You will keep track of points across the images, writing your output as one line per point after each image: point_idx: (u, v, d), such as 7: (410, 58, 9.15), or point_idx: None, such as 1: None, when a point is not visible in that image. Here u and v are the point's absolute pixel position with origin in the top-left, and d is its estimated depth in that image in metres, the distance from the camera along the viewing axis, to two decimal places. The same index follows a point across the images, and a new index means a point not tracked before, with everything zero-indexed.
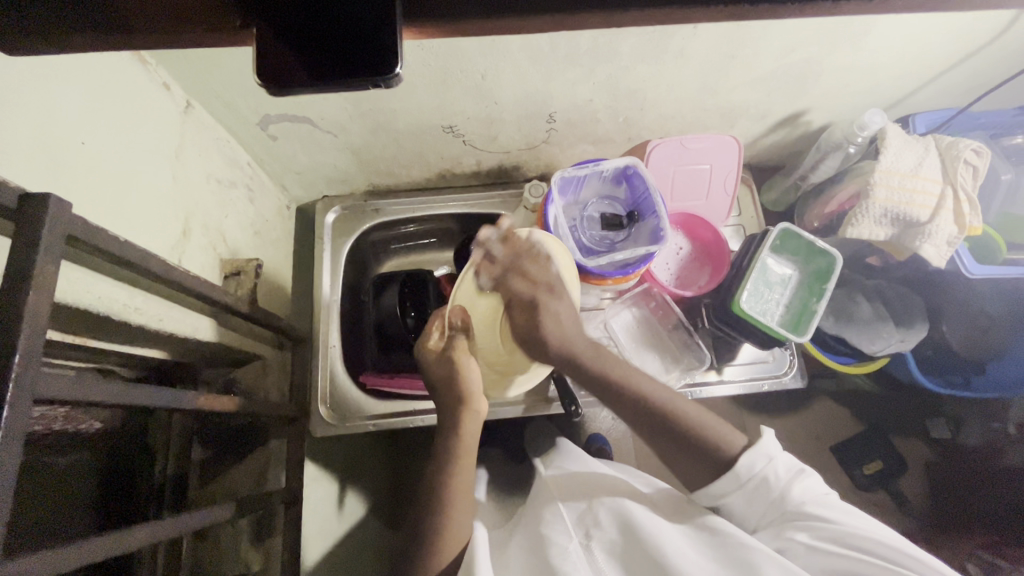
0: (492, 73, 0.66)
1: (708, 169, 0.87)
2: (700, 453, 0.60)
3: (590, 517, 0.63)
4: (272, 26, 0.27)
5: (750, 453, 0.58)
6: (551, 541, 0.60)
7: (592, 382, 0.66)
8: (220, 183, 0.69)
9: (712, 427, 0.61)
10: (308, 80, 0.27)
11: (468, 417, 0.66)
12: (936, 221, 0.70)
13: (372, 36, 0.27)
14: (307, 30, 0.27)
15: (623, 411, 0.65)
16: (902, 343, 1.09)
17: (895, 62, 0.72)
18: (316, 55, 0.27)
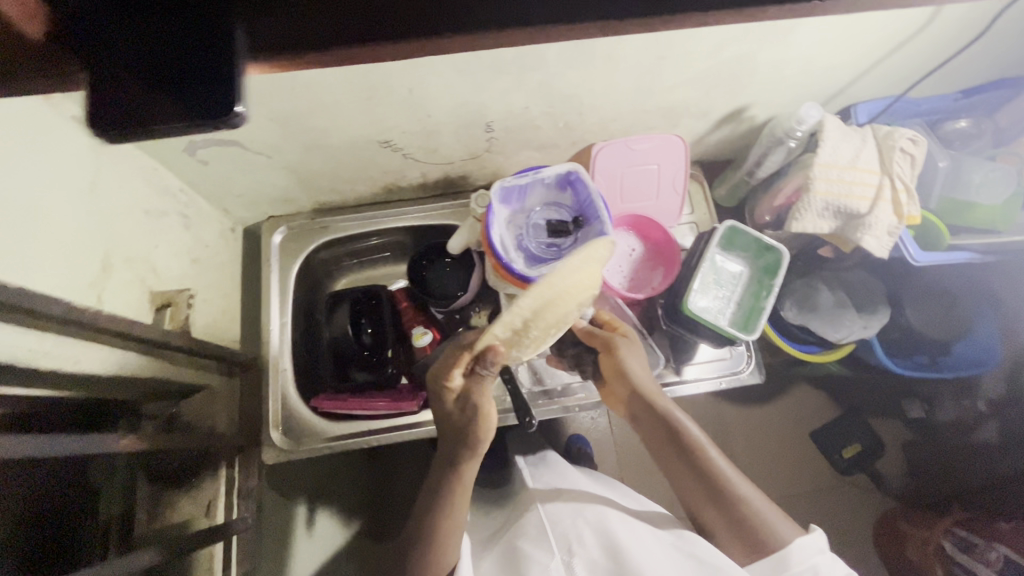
0: (419, 88, 0.65)
1: (655, 169, 0.87)
2: (746, 531, 0.63)
3: (572, 533, 0.68)
4: (110, 67, 0.26)
5: (800, 545, 0.61)
6: (532, 560, 0.66)
7: (661, 435, 0.71)
8: (149, 213, 0.67)
9: (767, 512, 0.64)
10: (154, 122, 0.26)
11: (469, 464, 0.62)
12: (875, 212, 0.70)
13: (211, 77, 0.26)
14: (145, 68, 0.26)
15: (675, 461, 0.69)
16: (864, 329, 1.09)
17: (827, 55, 0.72)
18: (160, 97, 0.26)
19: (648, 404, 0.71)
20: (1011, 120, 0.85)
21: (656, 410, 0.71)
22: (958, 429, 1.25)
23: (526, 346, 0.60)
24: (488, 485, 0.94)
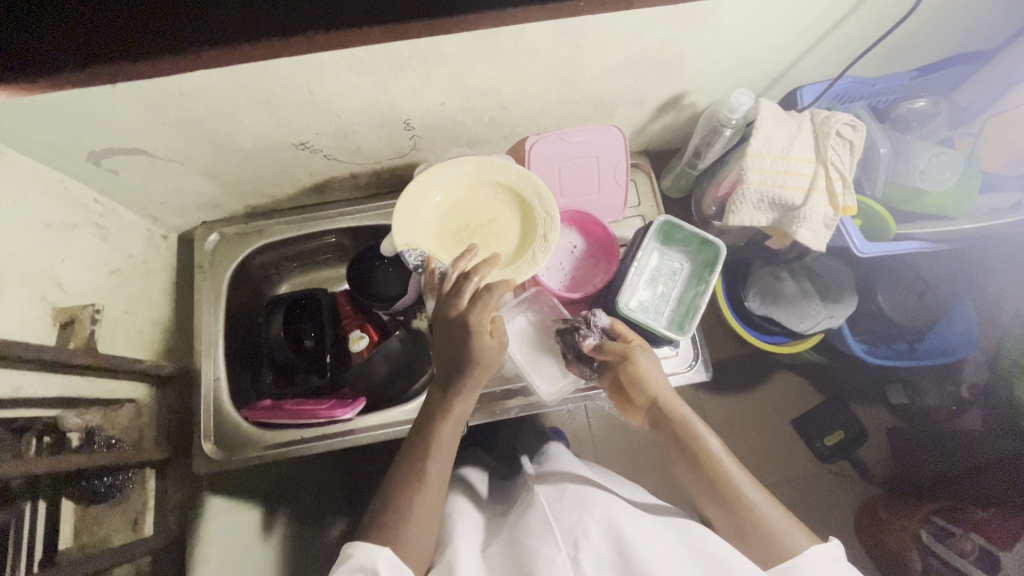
0: (319, 87, 0.62)
1: (593, 162, 0.83)
2: (757, 541, 0.60)
3: (579, 528, 0.60)
4: None
5: (816, 553, 0.57)
6: (537, 555, 0.58)
7: (674, 446, 0.68)
8: (54, 227, 0.65)
9: (777, 521, 0.60)
10: None
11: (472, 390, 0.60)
12: (809, 204, 0.67)
13: None
14: None
15: (686, 469, 0.66)
16: (831, 319, 1.05)
17: (758, 36, 0.68)
18: None
19: (668, 412, 0.69)
20: (971, 98, 0.80)
21: (671, 419, 0.68)
22: (939, 416, 1.16)
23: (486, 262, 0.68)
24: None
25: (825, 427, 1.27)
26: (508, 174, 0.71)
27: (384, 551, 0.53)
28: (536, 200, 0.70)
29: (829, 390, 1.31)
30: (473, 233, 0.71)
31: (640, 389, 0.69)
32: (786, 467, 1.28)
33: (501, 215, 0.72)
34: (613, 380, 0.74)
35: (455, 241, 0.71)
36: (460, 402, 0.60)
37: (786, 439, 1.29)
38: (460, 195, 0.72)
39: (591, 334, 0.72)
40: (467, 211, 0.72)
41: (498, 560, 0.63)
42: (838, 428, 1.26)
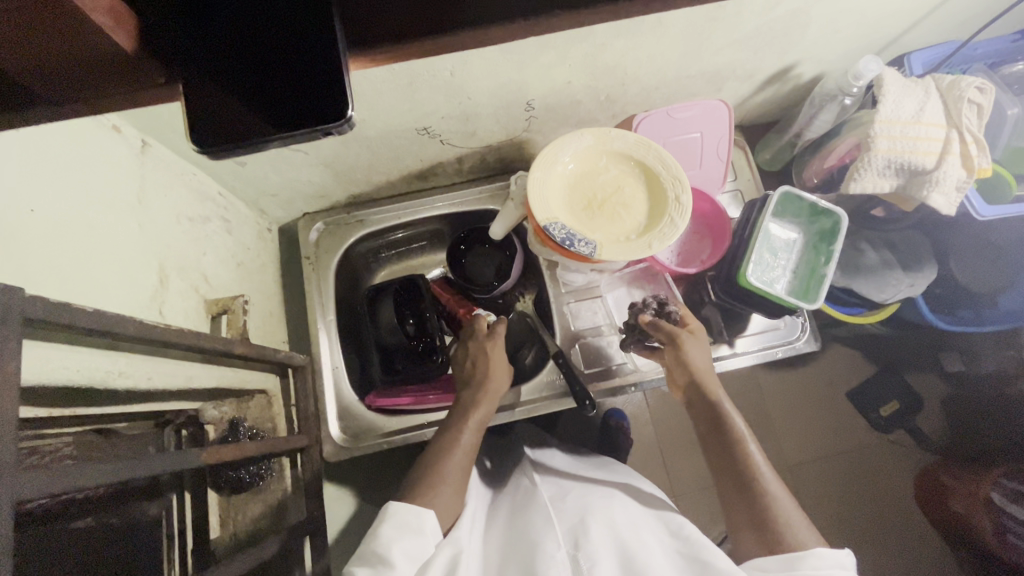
0: (461, 69, 0.61)
1: (699, 138, 0.83)
2: (764, 527, 0.58)
3: (581, 528, 0.60)
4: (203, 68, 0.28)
5: (819, 556, 0.53)
6: (537, 549, 0.57)
7: (704, 429, 0.67)
8: (193, 221, 0.65)
9: (793, 516, 0.58)
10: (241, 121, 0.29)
11: (480, 421, 0.70)
12: (942, 167, 0.67)
13: (291, 73, 0.29)
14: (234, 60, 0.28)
15: (716, 462, 0.65)
16: (911, 287, 1.05)
17: (888, 2, 0.67)
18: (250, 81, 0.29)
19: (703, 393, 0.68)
20: None
21: (709, 403, 0.68)
22: None
23: (619, 236, 0.68)
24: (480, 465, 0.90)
25: (880, 397, 1.25)
26: (629, 142, 0.71)
27: (429, 514, 0.59)
28: (660, 166, 0.71)
29: (880, 361, 1.28)
30: (602, 204, 0.69)
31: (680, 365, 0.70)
32: (846, 436, 1.26)
33: (626, 184, 0.71)
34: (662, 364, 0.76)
35: (588, 214, 0.69)
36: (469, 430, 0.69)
37: (842, 412, 1.27)
38: (585, 168, 0.71)
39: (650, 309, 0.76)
40: (591, 182, 0.71)
41: (496, 545, 0.63)
42: (891, 398, 1.24)
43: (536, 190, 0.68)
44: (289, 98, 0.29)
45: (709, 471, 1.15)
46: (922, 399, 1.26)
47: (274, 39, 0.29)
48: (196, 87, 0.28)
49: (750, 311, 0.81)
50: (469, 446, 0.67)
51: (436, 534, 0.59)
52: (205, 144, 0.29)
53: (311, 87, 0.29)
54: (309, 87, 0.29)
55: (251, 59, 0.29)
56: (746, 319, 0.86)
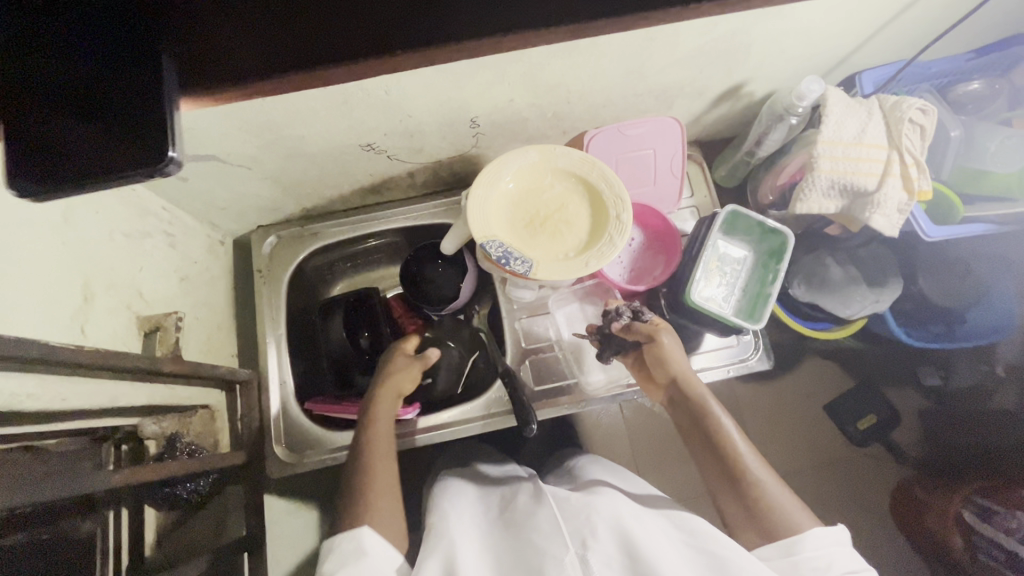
0: (396, 89, 0.61)
1: (651, 154, 0.83)
2: (758, 519, 0.60)
3: (587, 525, 0.59)
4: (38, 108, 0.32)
5: (816, 536, 0.56)
6: (545, 556, 0.56)
7: (686, 424, 0.68)
8: (131, 236, 0.65)
9: (785, 503, 0.60)
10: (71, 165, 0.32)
11: (391, 407, 0.73)
12: (883, 190, 0.67)
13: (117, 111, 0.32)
14: (71, 105, 0.32)
15: (704, 457, 0.66)
16: (877, 303, 1.03)
17: (829, 23, 0.67)
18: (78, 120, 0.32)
19: (686, 391, 0.69)
20: None
21: (688, 399, 0.68)
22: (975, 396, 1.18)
23: (559, 255, 0.68)
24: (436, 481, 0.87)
25: (858, 411, 1.23)
26: (574, 159, 0.71)
27: (364, 531, 0.58)
28: (603, 184, 0.70)
29: (861, 375, 1.25)
30: (545, 221, 0.69)
31: (662, 366, 0.69)
32: (818, 449, 1.23)
33: (570, 202, 0.71)
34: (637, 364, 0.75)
35: (529, 231, 0.69)
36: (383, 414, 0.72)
37: (819, 425, 1.24)
38: (530, 185, 0.71)
39: (623, 313, 0.75)
40: (536, 199, 0.70)
41: (498, 549, 0.62)
42: (869, 412, 1.22)
43: (476, 207, 0.68)
44: (120, 152, 0.32)
45: (676, 485, 1.15)
46: (901, 413, 1.22)
47: (114, 90, 0.32)
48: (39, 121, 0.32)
49: (700, 328, 0.81)
50: (385, 427, 0.70)
51: (377, 548, 0.57)
52: (42, 186, 0.32)
53: (148, 139, 0.32)
54: (140, 136, 0.32)
55: (92, 104, 0.32)
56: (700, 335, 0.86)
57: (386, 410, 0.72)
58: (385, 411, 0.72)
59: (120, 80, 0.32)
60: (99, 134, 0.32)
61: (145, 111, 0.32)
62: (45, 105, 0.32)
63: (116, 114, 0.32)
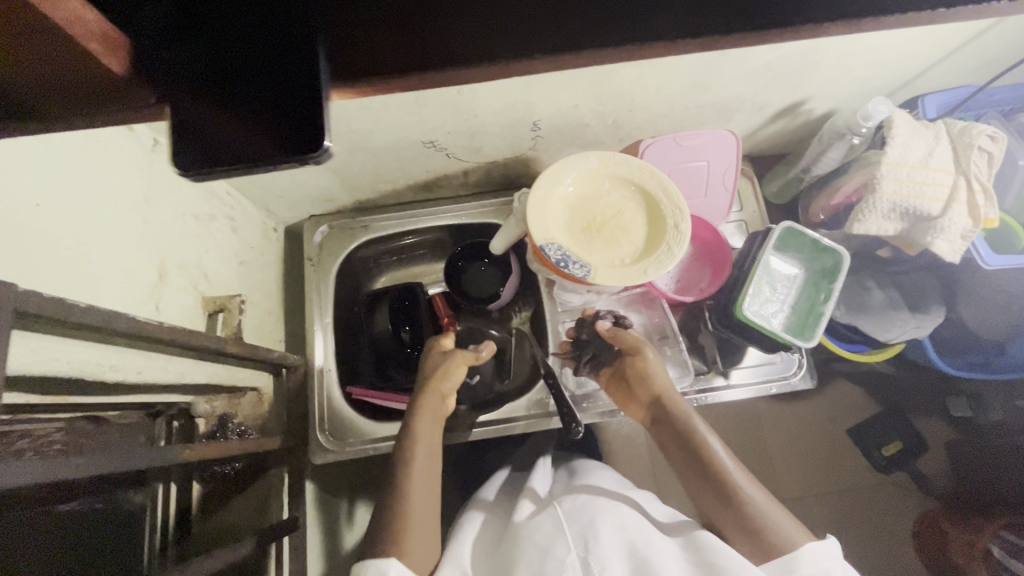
0: (468, 88, 0.62)
1: (704, 166, 0.82)
2: (755, 536, 0.60)
3: (591, 529, 0.62)
4: (172, 83, 0.25)
5: (815, 549, 0.57)
6: (549, 556, 0.59)
7: (670, 441, 0.68)
8: (199, 218, 0.66)
9: (778, 519, 0.60)
10: (231, 157, 0.25)
11: (431, 436, 0.69)
12: (947, 215, 0.67)
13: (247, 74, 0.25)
14: (197, 66, 0.25)
15: (692, 477, 0.65)
16: (917, 328, 0.98)
17: (901, 45, 0.67)
18: (203, 86, 0.25)
19: (669, 408, 0.69)
20: None
21: (671, 416, 0.68)
22: None
23: (615, 262, 0.68)
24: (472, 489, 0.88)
25: (882, 437, 1.20)
26: (633, 166, 0.72)
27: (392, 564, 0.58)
28: (661, 194, 0.71)
29: (887, 401, 1.23)
30: (602, 227, 0.70)
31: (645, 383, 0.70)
32: (840, 472, 1.22)
33: (627, 209, 0.71)
34: (613, 373, 0.76)
35: (586, 236, 0.69)
36: (423, 447, 0.67)
37: (842, 451, 1.22)
38: (589, 190, 0.72)
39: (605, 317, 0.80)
40: (594, 204, 0.71)
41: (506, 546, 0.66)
42: (896, 437, 1.20)
43: (536, 209, 0.68)
44: (256, 135, 0.25)
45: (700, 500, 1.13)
46: (928, 442, 1.21)
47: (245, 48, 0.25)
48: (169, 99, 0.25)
49: (746, 343, 0.80)
50: (427, 462, 0.66)
51: None
52: (186, 164, 0.25)
53: (290, 118, 0.25)
54: (271, 108, 0.25)
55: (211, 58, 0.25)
56: (742, 350, 0.85)
57: (426, 442, 0.68)
58: (425, 444, 0.68)
59: (244, 43, 0.25)
60: (229, 112, 0.25)
61: (287, 77, 0.25)
62: (176, 70, 0.24)
63: (259, 87, 0.25)
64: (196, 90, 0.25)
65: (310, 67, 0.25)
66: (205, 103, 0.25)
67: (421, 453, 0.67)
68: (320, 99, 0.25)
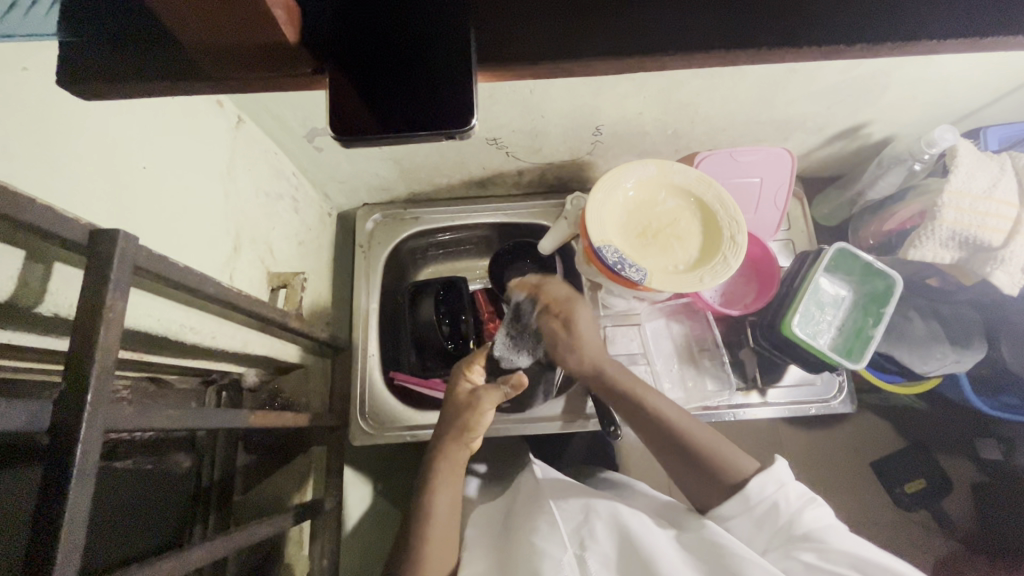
0: (541, 88, 0.64)
1: (758, 183, 0.83)
2: (709, 472, 0.63)
3: (585, 528, 0.63)
4: (336, 61, 0.27)
5: (759, 478, 0.60)
6: (544, 555, 0.59)
7: (608, 393, 0.71)
8: (269, 196, 0.69)
9: (724, 450, 0.64)
10: (374, 127, 0.27)
11: (453, 487, 0.68)
12: (1009, 247, 0.67)
13: (410, 55, 0.27)
14: (356, 42, 0.27)
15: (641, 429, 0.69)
16: (957, 363, 0.92)
17: (969, 74, 0.68)
18: (359, 63, 0.27)
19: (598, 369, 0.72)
20: None
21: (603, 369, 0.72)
22: None
23: (667, 271, 0.69)
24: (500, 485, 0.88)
25: (904, 473, 1.15)
26: (691, 176, 0.73)
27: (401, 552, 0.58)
28: (718, 205, 0.71)
29: (913, 437, 1.18)
30: (657, 234, 0.71)
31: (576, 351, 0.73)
32: (861, 507, 1.16)
33: (682, 217, 0.72)
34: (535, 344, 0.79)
35: (641, 241, 0.70)
36: (444, 500, 0.67)
37: (864, 484, 1.17)
38: (643, 197, 0.73)
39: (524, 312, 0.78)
40: (648, 211, 0.72)
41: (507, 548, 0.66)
42: (919, 475, 1.14)
43: (595, 211, 0.70)
44: (404, 108, 0.27)
45: None
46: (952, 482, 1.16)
47: (398, 21, 0.27)
48: (323, 66, 0.27)
49: (789, 361, 0.80)
50: (446, 517, 0.66)
51: None
52: (343, 130, 0.27)
53: (438, 94, 0.27)
54: (423, 80, 0.27)
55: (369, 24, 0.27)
56: (782, 369, 0.85)
57: (447, 492, 0.67)
58: (446, 497, 0.67)
59: (404, 23, 0.27)
60: (376, 95, 0.27)
61: (434, 58, 0.27)
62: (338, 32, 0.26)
63: (416, 56, 0.27)
64: (353, 66, 0.27)
65: (460, 43, 0.27)
66: (359, 83, 0.27)
67: (439, 505, 0.66)
68: (467, 77, 0.27)
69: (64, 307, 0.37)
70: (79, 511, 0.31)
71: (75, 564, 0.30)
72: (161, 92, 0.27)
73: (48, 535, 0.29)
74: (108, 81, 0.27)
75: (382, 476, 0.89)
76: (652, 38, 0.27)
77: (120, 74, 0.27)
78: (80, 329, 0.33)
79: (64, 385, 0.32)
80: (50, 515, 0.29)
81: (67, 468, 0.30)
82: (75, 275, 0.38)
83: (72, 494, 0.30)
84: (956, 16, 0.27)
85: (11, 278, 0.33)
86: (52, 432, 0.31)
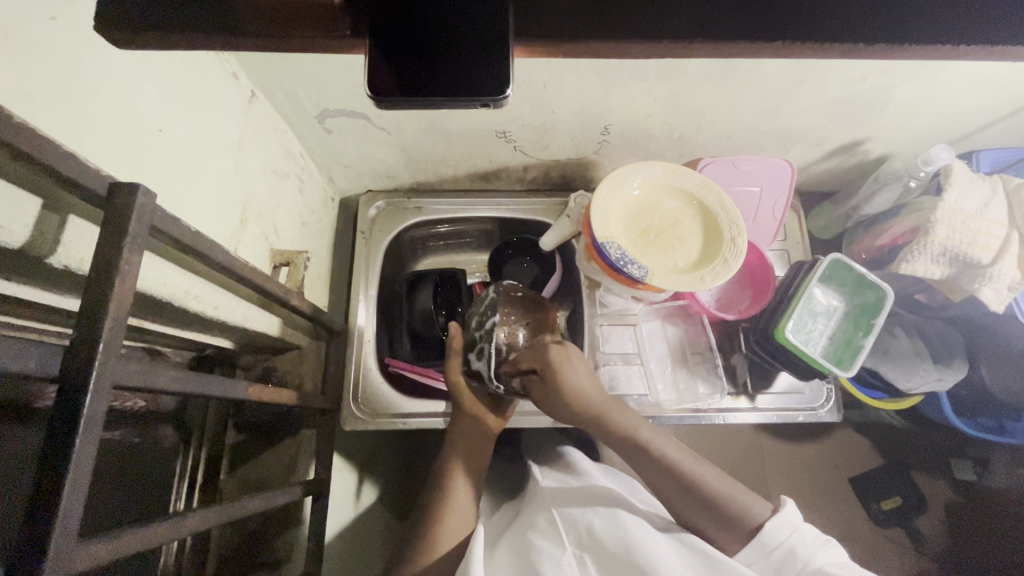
0: (554, 82, 0.65)
1: (757, 192, 0.84)
2: (724, 519, 0.62)
3: (584, 523, 0.63)
4: (377, 32, 0.27)
5: (775, 522, 0.59)
6: (543, 554, 0.60)
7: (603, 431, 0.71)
8: (277, 173, 0.69)
9: (738, 495, 0.63)
10: (403, 94, 0.28)
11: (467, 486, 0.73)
12: (998, 265, 0.69)
13: (450, 22, 0.28)
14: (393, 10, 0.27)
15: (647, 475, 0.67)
16: (938, 382, 0.93)
17: (966, 97, 0.70)
18: (392, 29, 0.27)
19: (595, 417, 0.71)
20: None
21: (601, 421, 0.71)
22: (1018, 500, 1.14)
23: (667, 273, 0.69)
24: (489, 480, 0.88)
25: (882, 491, 1.17)
26: (697, 182, 0.74)
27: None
28: (720, 210, 0.73)
29: (892, 454, 1.20)
30: (660, 235, 0.72)
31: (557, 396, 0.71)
32: (841, 521, 1.16)
33: (684, 219, 0.73)
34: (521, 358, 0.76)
35: (643, 241, 0.71)
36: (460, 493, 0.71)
37: (843, 498, 1.18)
38: (651, 200, 0.74)
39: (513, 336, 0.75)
40: (655, 215, 0.73)
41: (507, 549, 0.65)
42: (896, 493, 1.16)
43: (600, 207, 0.70)
44: (438, 76, 0.28)
45: None
46: (929, 503, 1.17)
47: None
48: (359, 29, 0.27)
49: (780, 368, 0.82)
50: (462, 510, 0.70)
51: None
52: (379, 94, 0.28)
53: (473, 60, 0.28)
54: (458, 55, 0.28)
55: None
56: (772, 375, 0.86)
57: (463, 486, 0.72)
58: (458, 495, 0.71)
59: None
60: (406, 64, 0.28)
61: (469, 28, 0.27)
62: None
63: (453, 26, 0.28)
64: (390, 30, 0.27)
65: (496, 13, 0.27)
66: (394, 48, 0.28)
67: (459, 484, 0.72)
68: (501, 44, 0.27)
69: (75, 260, 0.37)
70: (84, 458, 0.30)
71: (75, 514, 0.30)
72: (191, 45, 0.27)
73: (50, 480, 0.29)
74: (133, 28, 0.26)
75: (368, 466, 0.88)
76: (681, 21, 0.28)
77: (150, 22, 0.26)
78: (94, 282, 0.32)
79: (75, 333, 0.32)
80: (53, 463, 0.29)
81: (74, 416, 0.30)
82: (90, 229, 0.38)
83: (78, 442, 0.30)
84: (981, 20, 0.27)
85: (27, 226, 0.32)
86: (59, 377, 0.31)
